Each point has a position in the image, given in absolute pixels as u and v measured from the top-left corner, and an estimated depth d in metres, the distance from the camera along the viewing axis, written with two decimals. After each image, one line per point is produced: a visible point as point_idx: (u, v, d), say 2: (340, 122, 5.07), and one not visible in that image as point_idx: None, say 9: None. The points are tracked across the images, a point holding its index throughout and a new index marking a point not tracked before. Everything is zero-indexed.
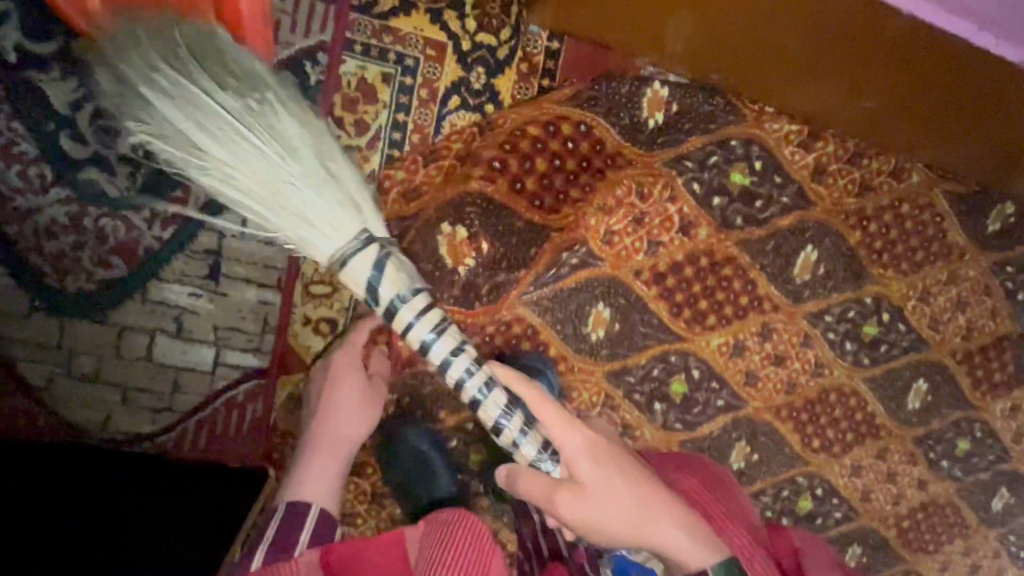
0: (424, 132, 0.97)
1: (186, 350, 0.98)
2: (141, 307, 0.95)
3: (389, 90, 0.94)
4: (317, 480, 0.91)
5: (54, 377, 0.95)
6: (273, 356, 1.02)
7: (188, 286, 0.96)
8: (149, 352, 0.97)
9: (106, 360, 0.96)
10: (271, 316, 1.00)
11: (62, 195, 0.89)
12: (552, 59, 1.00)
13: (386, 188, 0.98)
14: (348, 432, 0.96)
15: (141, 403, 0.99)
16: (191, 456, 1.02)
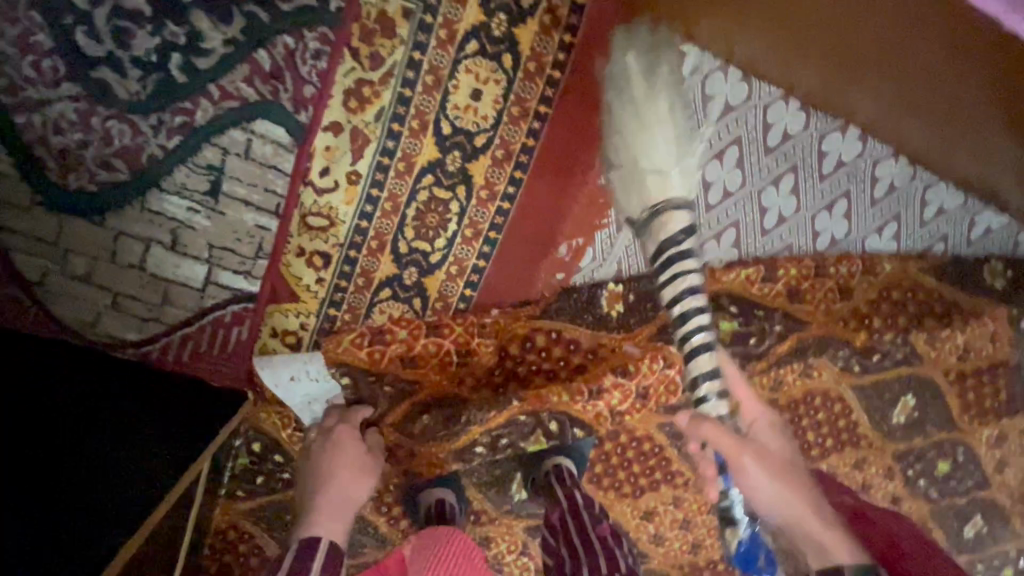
0: (439, 74, 0.95)
1: (179, 264, 0.99)
2: (140, 216, 0.96)
3: (408, 27, 0.93)
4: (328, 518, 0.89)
5: (47, 274, 0.97)
6: (263, 282, 1.02)
7: (188, 200, 0.96)
8: (143, 260, 0.98)
9: (101, 263, 0.97)
10: (266, 243, 1.00)
11: (73, 91, 0.89)
12: (576, 14, 0.96)
13: (396, 127, 0.97)
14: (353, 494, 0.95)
15: (130, 310, 1.00)
16: (174, 368, 1.04)
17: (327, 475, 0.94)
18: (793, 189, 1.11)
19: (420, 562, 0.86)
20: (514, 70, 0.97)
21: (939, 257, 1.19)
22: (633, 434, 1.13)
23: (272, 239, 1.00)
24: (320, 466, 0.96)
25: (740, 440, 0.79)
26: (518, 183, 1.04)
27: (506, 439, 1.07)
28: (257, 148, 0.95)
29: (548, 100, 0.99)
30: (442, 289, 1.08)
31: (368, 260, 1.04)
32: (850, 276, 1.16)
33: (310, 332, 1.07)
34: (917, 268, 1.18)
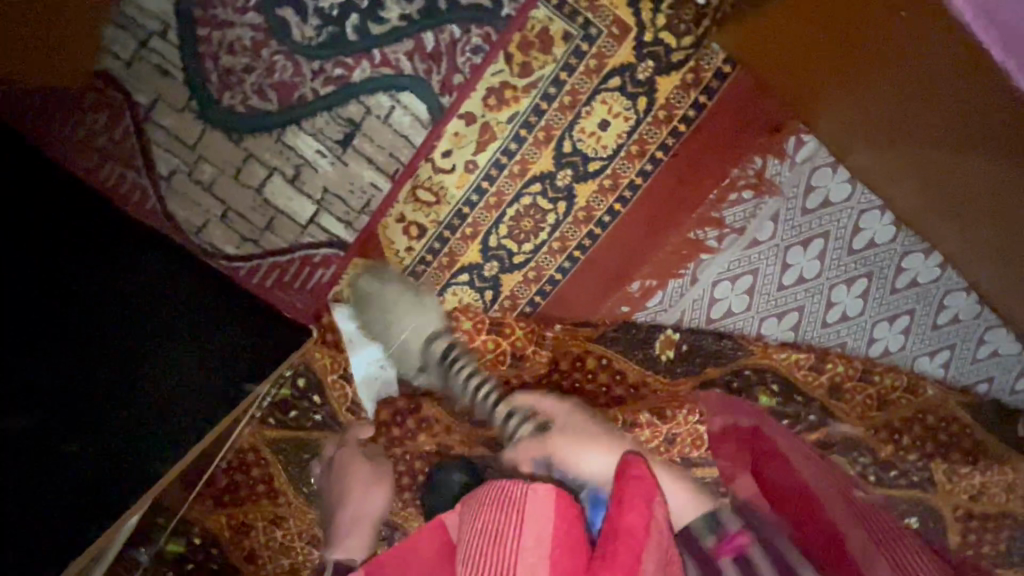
0: (577, 97, 1.02)
1: (292, 197, 1.06)
2: (273, 145, 1.03)
3: (564, 48, 1.00)
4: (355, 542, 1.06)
5: (175, 173, 1.04)
6: (361, 236, 1.09)
7: (319, 144, 1.03)
8: (262, 185, 1.05)
9: (225, 176, 1.05)
10: (374, 202, 1.07)
11: (256, 21, 0.99)
12: (718, 80, 1.02)
13: (524, 133, 1.04)
14: (367, 509, 1.10)
15: (235, 226, 1.07)
16: (255, 291, 1.10)
17: (342, 497, 1.11)
18: (863, 293, 1.15)
19: (467, 521, 0.78)
20: (645, 113, 1.03)
21: (981, 398, 1.22)
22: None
23: (381, 200, 1.07)
24: (336, 488, 1.12)
25: (545, 441, 1.01)
26: (615, 215, 1.10)
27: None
28: (398, 117, 1.02)
29: (666, 148, 1.05)
30: (514, 289, 1.14)
31: (458, 244, 1.10)
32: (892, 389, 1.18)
33: (385, 293, 1.13)
34: (959, 403, 1.21)
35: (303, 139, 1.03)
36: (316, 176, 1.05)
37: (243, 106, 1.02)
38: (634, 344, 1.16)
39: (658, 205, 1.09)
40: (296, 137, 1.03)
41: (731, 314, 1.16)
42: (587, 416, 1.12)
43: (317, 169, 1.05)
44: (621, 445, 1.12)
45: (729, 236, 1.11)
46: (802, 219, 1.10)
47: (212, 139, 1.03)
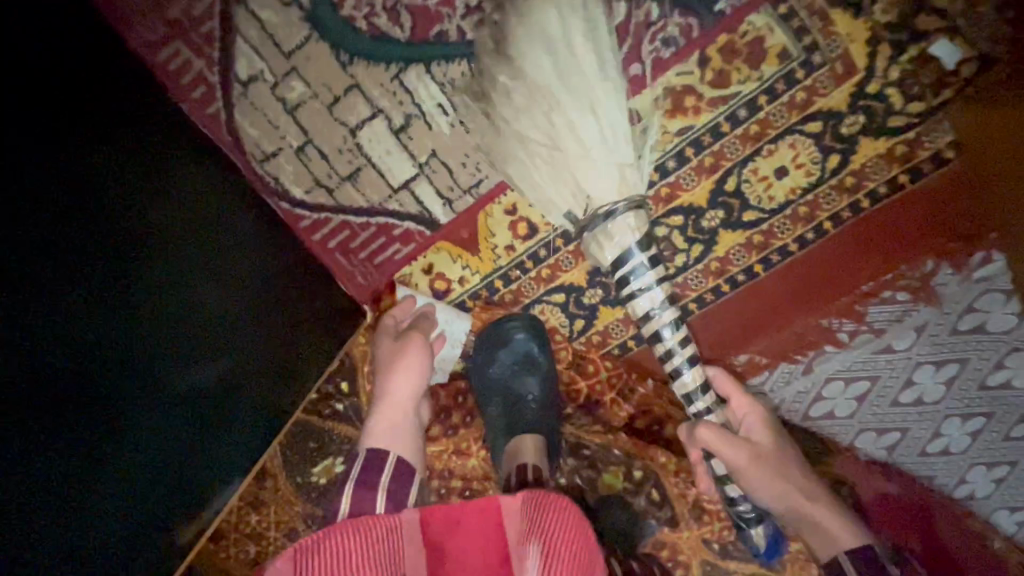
0: (765, 130, 0.84)
1: (390, 151, 0.88)
2: (387, 82, 0.84)
3: (775, 70, 0.81)
4: (390, 431, 0.82)
5: (255, 80, 0.84)
6: (456, 218, 0.90)
7: (443, 97, 0.85)
8: (359, 126, 0.87)
9: (318, 102, 0.85)
10: (485, 184, 0.89)
11: None
12: (931, 162, 0.85)
13: (687, 155, 0.86)
14: (399, 385, 0.86)
15: (313, 165, 0.88)
16: (313, 249, 0.92)
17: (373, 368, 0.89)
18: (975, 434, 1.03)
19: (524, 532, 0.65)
20: (831, 174, 0.86)
21: None
22: (673, 555, 1.00)
23: (494, 184, 0.88)
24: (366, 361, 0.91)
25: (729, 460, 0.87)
26: (751, 275, 0.93)
27: (588, 451, 1.00)
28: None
29: (838, 219, 0.89)
30: (609, 325, 0.97)
31: (565, 257, 0.92)
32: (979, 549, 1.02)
33: (462, 289, 0.95)
34: None
35: (426, 87, 0.85)
36: (427, 135, 0.87)
37: (367, 24, 0.82)
38: None
39: (805, 279, 0.93)
40: (419, 81, 0.84)
41: (830, 417, 1.03)
42: (657, 460, 0.99)
43: (430, 128, 0.86)
44: (678, 491, 0.99)
45: (864, 333, 0.96)
46: (948, 337, 0.96)
47: (317, 53, 0.83)
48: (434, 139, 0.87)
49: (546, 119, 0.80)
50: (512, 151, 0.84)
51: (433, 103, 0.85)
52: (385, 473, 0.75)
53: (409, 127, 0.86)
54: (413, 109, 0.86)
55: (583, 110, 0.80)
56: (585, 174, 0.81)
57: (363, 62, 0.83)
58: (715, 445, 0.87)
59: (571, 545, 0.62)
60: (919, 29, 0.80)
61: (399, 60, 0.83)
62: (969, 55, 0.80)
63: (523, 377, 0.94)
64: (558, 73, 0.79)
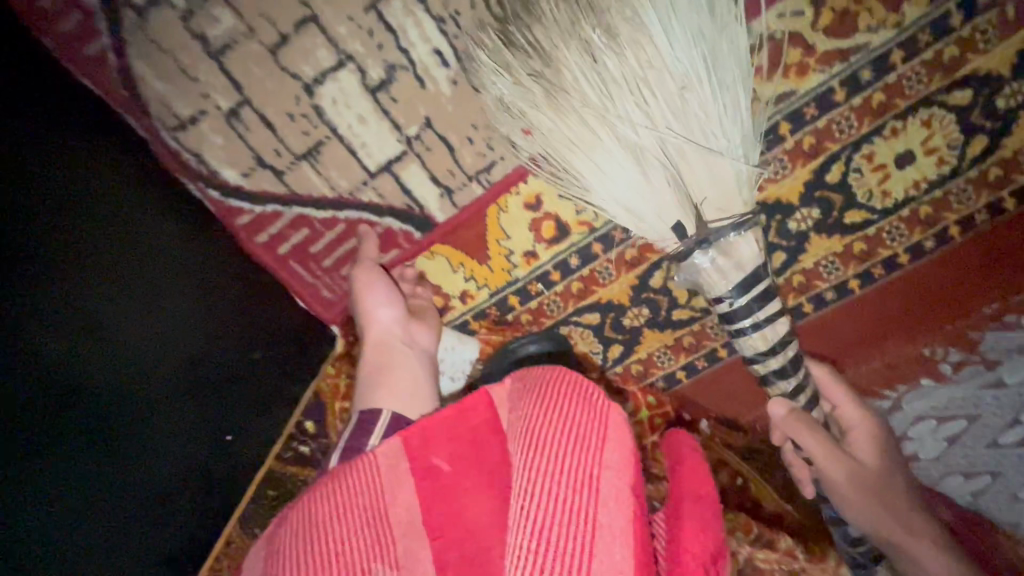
0: (893, 99, 0.60)
1: (365, 121, 0.63)
2: (357, 16, 0.58)
3: (922, 10, 0.57)
4: (390, 386, 0.67)
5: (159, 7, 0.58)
6: (457, 215, 0.67)
7: (440, 40, 0.59)
8: (319, 82, 0.61)
9: (258, 46, 0.59)
10: (499, 169, 0.64)
11: None
12: None
13: (780, 133, 0.62)
14: (382, 330, 0.69)
15: (256, 138, 0.64)
16: (263, 259, 0.69)
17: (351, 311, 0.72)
18: None
19: (520, 428, 0.45)
20: (971, 163, 0.63)
21: None
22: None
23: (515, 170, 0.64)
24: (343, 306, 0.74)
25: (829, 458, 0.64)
26: (844, 293, 0.71)
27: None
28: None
29: (969, 223, 0.67)
30: (653, 349, 0.76)
31: (603, 268, 0.69)
32: None
33: (465, 305, 0.73)
34: None
35: (416, 25, 0.58)
36: (418, 98, 0.61)
37: None
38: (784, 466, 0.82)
39: (914, 298, 0.72)
40: (404, 14, 0.58)
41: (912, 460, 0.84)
42: None
43: (423, 85, 0.61)
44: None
45: (975, 366, 0.76)
46: None
47: None
48: (428, 102, 0.62)
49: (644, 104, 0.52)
50: (592, 136, 0.54)
51: (425, 49, 0.59)
52: (381, 424, 0.64)
53: (391, 83, 0.61)
54: (395, 56, 0.60)
55: (689, 95, 0.52)
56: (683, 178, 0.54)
57: None
58: (818, 455, 0.64)
59: (568, 431, 0.42)
60: None
61: None
62: None
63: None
64: (677, 37, 0.51)
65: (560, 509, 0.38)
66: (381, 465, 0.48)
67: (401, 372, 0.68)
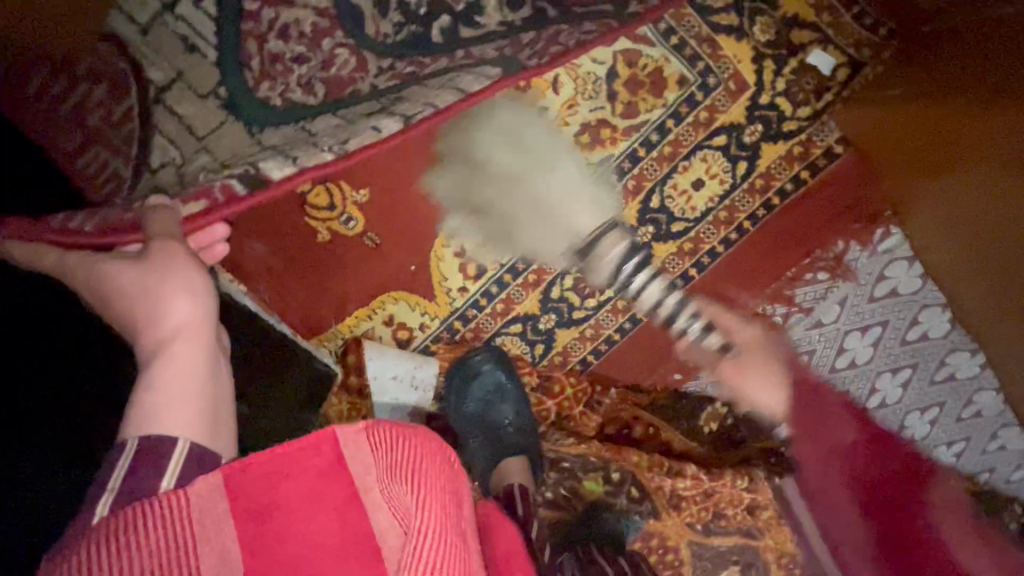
0: (677, 149, 0.92)
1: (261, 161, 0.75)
2: (290, 131, 0.79)
3: (676, 94, 0.90)
4: (182, 403, 0.55)
5: (168, 167, 0.79)
6: (296, 176, 0.71)
7: (341, 120, 0.78)
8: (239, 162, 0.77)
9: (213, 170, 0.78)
10: (352, 140, 0.74)
11: (322, 5, 0.79)
12: (824, 159, 0.94)
13: (612, 181, 0.93)
14: (180, 343, 0.59)
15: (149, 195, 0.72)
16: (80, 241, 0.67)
17: (139, 321, 0.60)
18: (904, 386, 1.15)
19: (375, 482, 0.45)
20: (742, 180, 0.95)
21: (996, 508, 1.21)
22: (662, 542, 1.05)
23: (368, 145, 0.73)
24: (125, 310, 0.61)
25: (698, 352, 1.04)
26: (688, 279, 1.01)
27: (567, 464, 1.04)
28: (413, 90, 0.78)
29: (755, 218, 0.97)
30: (569, 343, 1.03)
31: (516, 290, 0.98)
32: None
33: (424, 336, 0.99)
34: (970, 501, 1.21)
35: (320, 128, 0.78)
36: (310, 138, 0.77)
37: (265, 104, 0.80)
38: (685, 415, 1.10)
39: (738, 276, 1.02)
40: (321, 122, 0.79)
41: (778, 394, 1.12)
42: (631, 455, 1.03)
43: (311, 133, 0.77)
44: (657, 485, 1.04)
45: (796, 314, 1.06)
46: (867, 308, 1.06)
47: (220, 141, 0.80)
48: (314, 132, 0.78)
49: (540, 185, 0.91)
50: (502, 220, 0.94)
51: (328, 135, 0.77)
52: (174, 460, 0.51)
53: (291, 148, 0.76)
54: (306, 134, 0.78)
55: (584, 181, 0.92)
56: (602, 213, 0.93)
57: (267, 118, 0.80)
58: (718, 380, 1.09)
59: (421, 478, 0.47)
60: (794, 43, 0.89)
61: (307, 114, 0.80)
62: (840, 61, 0.89)
63: (502, 402, 1.00)
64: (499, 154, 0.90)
65: (431, 546, 0.43)
66: (194, 504, 0.43)
67: (194, 386, 0.57)
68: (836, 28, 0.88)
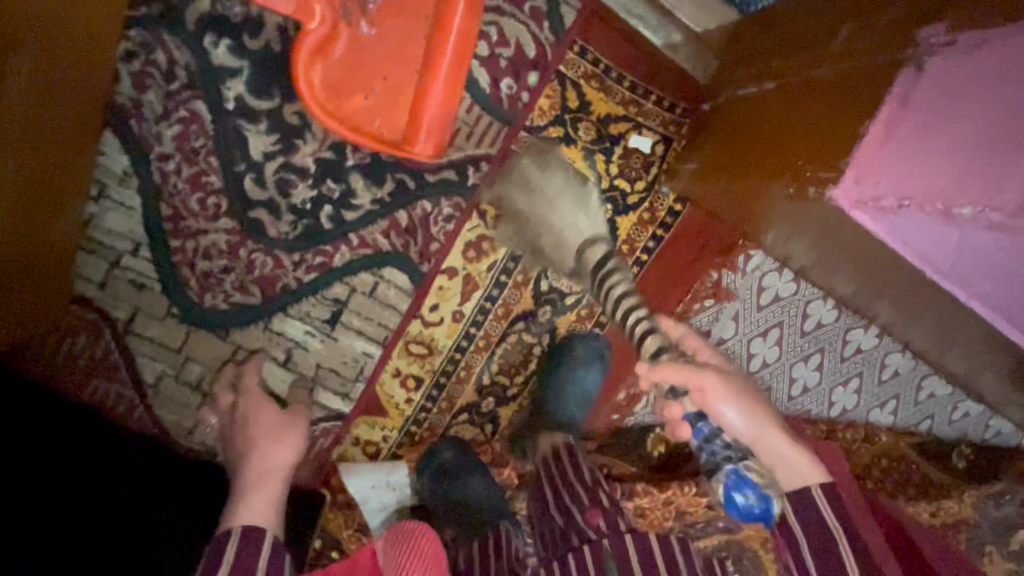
0: (548, 242, 1.10)
1: (285, 379, 1.07)
2: (262, 334, 1.05)
3: (532, 201, 1.07)
4: (268, 506, 0.78)
5: (164, 377, 1.02)
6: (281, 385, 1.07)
7: (307, 325, 1.06)
8: (248, 375, 1.06)
9: (215, 373, 1.04)
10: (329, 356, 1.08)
11: (229, 225, 0.98)
12: (671, 216, 1.11)
13: (504, 281, 1.11)
14: (275, 464, 0.84)
15: (205, 430, 1.05)
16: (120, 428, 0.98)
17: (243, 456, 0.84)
18: (818, 368, 1.29)
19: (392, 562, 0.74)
20: (610, 249, 1.12)
21: (925, 442, 1.39)
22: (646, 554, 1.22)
23: (341, 360, 1.09)
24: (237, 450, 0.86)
25: (698, 365, 0.81)
26: (595, 338, 1.18)
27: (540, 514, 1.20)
28: (356, 300, 1.06)
29: (632, 275, 1.14)
30: (514, 413, 1.20)
31: (454, 387, 1.16)
32: (852, 442, 1.33)
33: (390, 445, 1.17)
34: (908, 444, 1.37)
35: (289, 335, 1.05)
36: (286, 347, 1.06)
37: (212, 313, 1.02)
38: (633, 446, 1.26)
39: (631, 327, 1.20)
40: (286, 329, 1.05)
41: None
42: None
43: (286, 343, 1.06)
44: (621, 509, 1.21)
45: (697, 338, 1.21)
46: (759, 316, 1.22)
47: (192, 352, 1.03)
48: (285, 336, 1.05)
49: (535, 196, 1.06)
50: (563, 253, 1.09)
51: (299, 340, 1.06)
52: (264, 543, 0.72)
53: (275, 359, 1.06)
54: (280, 347, 1.06)
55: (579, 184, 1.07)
56: (583, 201, 1.07)
57: (235, 334, 1.04)
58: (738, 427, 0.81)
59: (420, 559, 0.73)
60: (615, 135, 1.06)
61: (269, 326, 1.04)
62: (655, 139, 1.06)
63: (472, 475, 1.13)
64: (556, 195, 1.06)
65: None
66: None
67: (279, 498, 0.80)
68: (646, 117, 1.05)
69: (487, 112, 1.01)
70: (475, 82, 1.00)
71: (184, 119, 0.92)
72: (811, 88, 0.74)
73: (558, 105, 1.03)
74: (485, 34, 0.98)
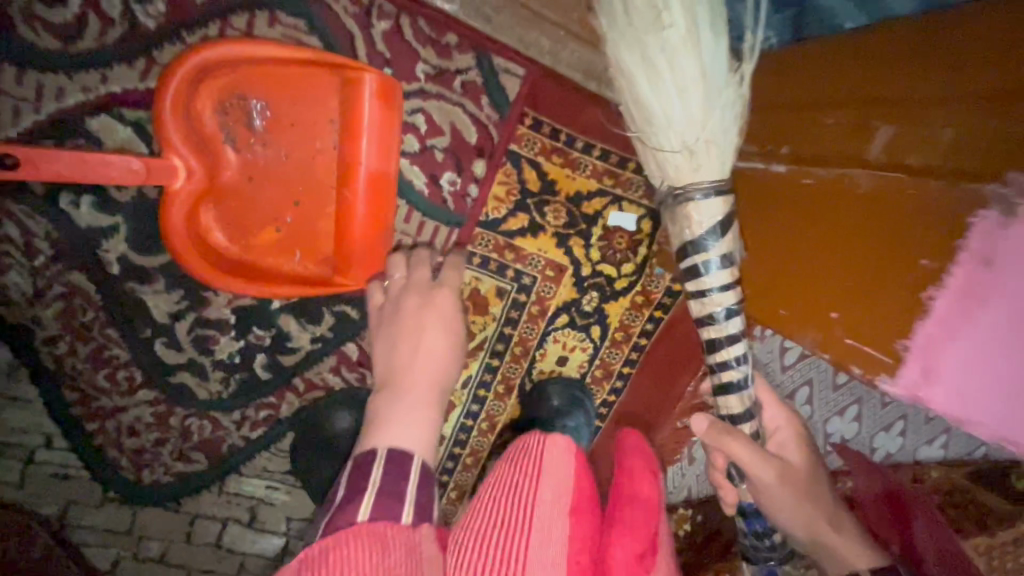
0: (527, 345, 0.93)
1: (256, 538, 0.92)
2: (218, 498, 0.91)
3: (501, 305, 0.90)
4: (421, 426, 0.60)
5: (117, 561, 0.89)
6: (250, 546, 0.92)
7: (268, 479, 0.91)
8: (216, 539, 0.91)
9: (174, 543, 0.90)
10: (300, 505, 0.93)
11: (150, 396, 0.83)
12: (669, 296, 0.92)
13: (484, 393, 0.96)
14: (438, 377, 0.66)
15: None
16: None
17: (406, 350, 0.66)
18: (856, 419, 1.13)
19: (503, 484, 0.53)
20: (602, 340, 0.94)
21: None
22: None
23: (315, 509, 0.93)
24: (393, 331, 0.69)
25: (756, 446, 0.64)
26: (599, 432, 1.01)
27: None
28: None
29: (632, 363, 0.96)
30: None
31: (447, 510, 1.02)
32: None
33: None
34: None
35: (250, 491, 0.91)
36: (250, 505, 0.92)
37: (156, 487, 0.89)
38: None
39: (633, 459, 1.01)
40: (245, 486, 0.91)
41: None
42: None
43: (249, 501, 0.91)
44: None
45: None
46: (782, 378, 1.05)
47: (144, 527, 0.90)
48: (248, 492, 0.91)
49: (651, 45, 0.58)
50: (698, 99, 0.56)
51: (262, 495, 0.92)
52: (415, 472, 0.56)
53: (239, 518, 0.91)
54: (244, 506, 0.91)
55: (719, 73, 0.58)
56: (717, 136, 0.57)
57: (189, 502, 0.90)
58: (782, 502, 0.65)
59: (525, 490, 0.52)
60: (591, 213, 0.86)
61: (226, 486, 0.90)
62: (640, 214, 0.87)
63: None
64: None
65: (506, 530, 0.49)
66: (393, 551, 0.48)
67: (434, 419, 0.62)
68: (625, 189, 0.86)
69: (428, 217, 0.84)
70: (408, 184, 0.82)
71: (65, 293, 0.76)
72: (845, 196, 0.53)
73: (515, 190, 0.84)
74: (412, 126, 0.80)
